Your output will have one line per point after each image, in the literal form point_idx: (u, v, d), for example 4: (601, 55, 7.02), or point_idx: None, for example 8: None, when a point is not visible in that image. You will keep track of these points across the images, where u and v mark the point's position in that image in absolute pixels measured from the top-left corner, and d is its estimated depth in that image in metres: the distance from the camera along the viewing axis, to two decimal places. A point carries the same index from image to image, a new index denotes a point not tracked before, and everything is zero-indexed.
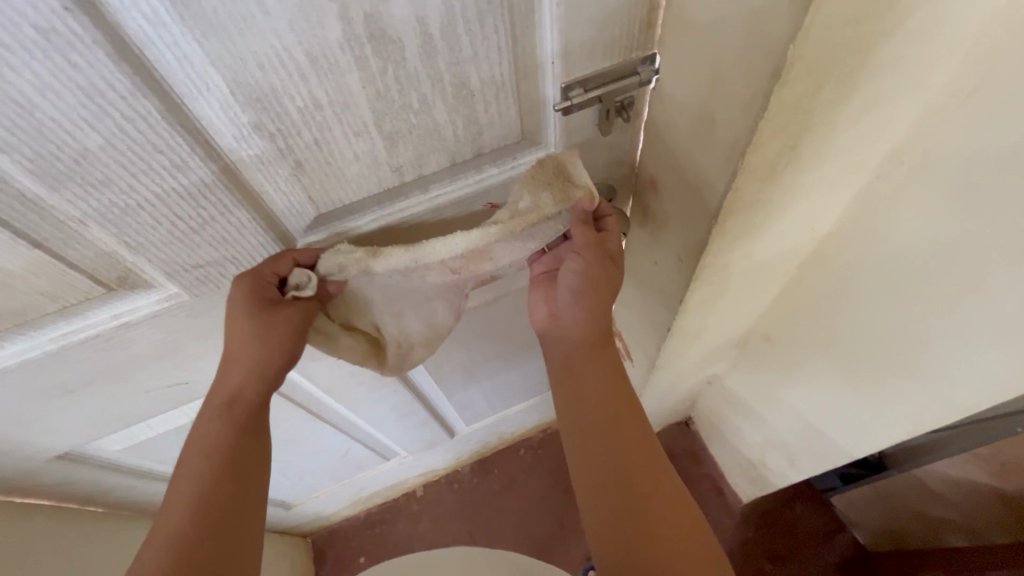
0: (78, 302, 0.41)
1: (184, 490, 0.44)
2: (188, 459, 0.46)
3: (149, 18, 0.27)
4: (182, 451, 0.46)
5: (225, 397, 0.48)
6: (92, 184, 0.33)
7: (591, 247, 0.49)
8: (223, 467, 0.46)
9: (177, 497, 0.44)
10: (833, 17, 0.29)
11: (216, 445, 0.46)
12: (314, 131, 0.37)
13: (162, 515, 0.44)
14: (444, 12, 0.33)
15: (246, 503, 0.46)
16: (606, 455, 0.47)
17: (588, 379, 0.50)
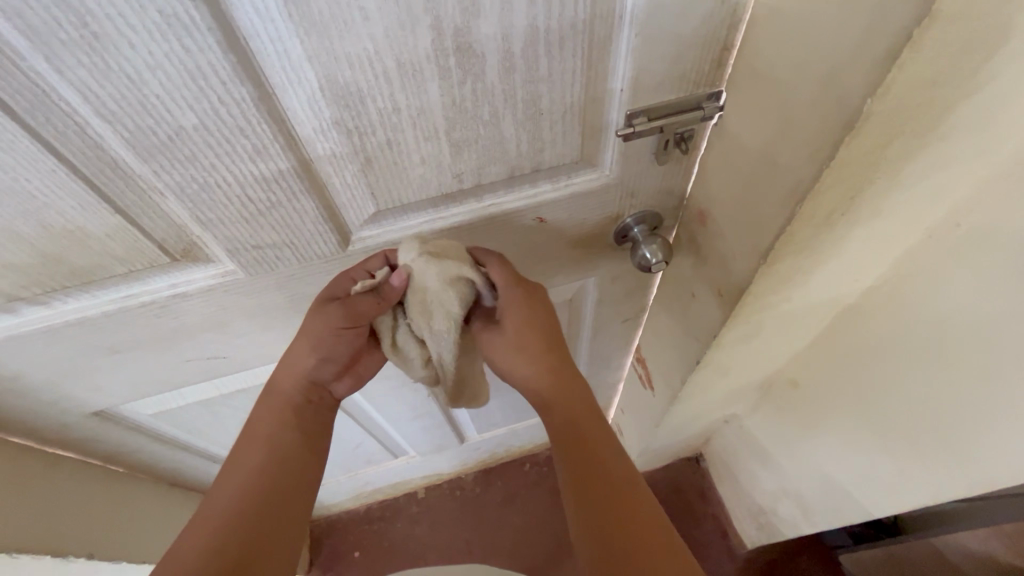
0: (142, 268, 0.43)
1: (237, 476, 0.47)
2: (240, 450, 0.49)
3: (260, 12, 0.29)
4: (236, 443, 0.50)
5: (279, 391, 0.52)
6: (179, 160, 0.35)
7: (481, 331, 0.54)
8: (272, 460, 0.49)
9: (226, 483, 0.47)
10: (912, 76, 0.30)
11: (265, 437, 0.50)
12: (388, 132, 0.38)
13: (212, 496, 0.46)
14: (528, 32, 0.34)
15: (290, 497, 0.48)
16: (596, 493, 0.45)
17: (560, 417, 0.50)
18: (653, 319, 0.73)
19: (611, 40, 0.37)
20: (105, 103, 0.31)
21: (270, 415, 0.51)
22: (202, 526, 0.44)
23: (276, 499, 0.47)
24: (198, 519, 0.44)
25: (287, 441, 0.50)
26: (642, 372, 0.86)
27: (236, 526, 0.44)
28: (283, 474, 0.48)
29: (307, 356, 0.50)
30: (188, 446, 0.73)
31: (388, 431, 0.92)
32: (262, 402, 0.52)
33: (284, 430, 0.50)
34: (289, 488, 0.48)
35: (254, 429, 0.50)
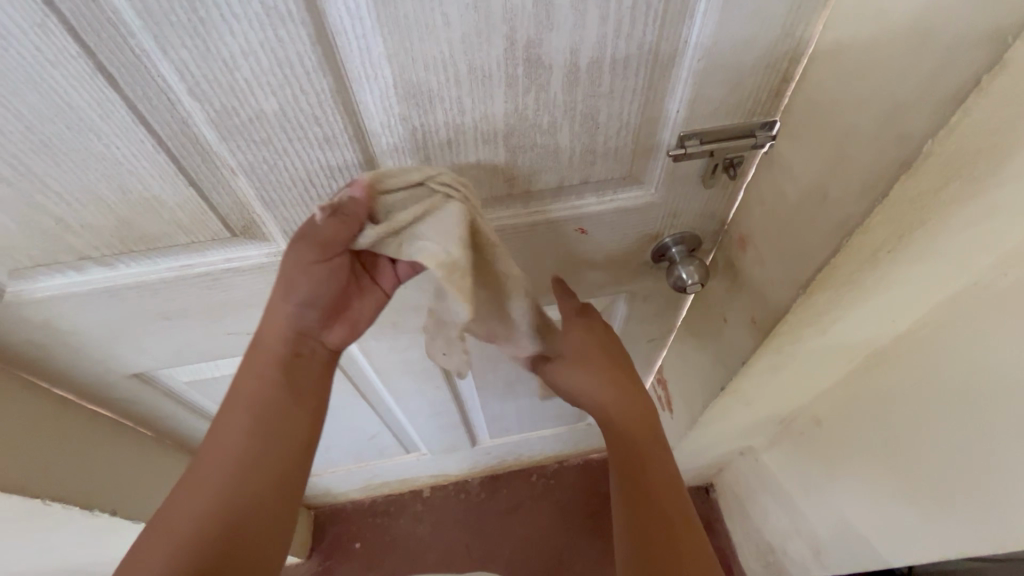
0: (203, 241, 0.45)
1: (227, 443, 0.45)
2: (233, 412, 0.46)
3: (351, 11, 0.31)
4: (229, 402, 0.47)
5: (259, 346, 0.46)
6: (255, 141, 0.37)
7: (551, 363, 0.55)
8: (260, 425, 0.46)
9: (216, 455, 0.44)
10: (975, 123, 0.30)
11: (255, 401, 0.46)
12: (450, 132, 0.40)
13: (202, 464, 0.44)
14: (596, 49, 0.36)
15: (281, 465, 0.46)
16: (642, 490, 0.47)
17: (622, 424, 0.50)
18: (680, 341, 0.73)
19: (674, 63, 0.38)
20: (198, 83, 0.33)
21: (258, 375, 0.46)
22: (190, 503, 0.42)
23: (266, 477, 0.45)
24: (186, 491, 0.43)
25: (277, 408, 0.46)
26: (662, 394, 0.86)
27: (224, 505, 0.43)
28: (276, 446, 0.46)
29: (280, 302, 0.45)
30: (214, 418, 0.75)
31: (404, 424, 0.93)
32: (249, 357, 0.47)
33: (275, 394, 0.46)
34: (278, 463, 0.46)
35: (247, 390, 0.46)
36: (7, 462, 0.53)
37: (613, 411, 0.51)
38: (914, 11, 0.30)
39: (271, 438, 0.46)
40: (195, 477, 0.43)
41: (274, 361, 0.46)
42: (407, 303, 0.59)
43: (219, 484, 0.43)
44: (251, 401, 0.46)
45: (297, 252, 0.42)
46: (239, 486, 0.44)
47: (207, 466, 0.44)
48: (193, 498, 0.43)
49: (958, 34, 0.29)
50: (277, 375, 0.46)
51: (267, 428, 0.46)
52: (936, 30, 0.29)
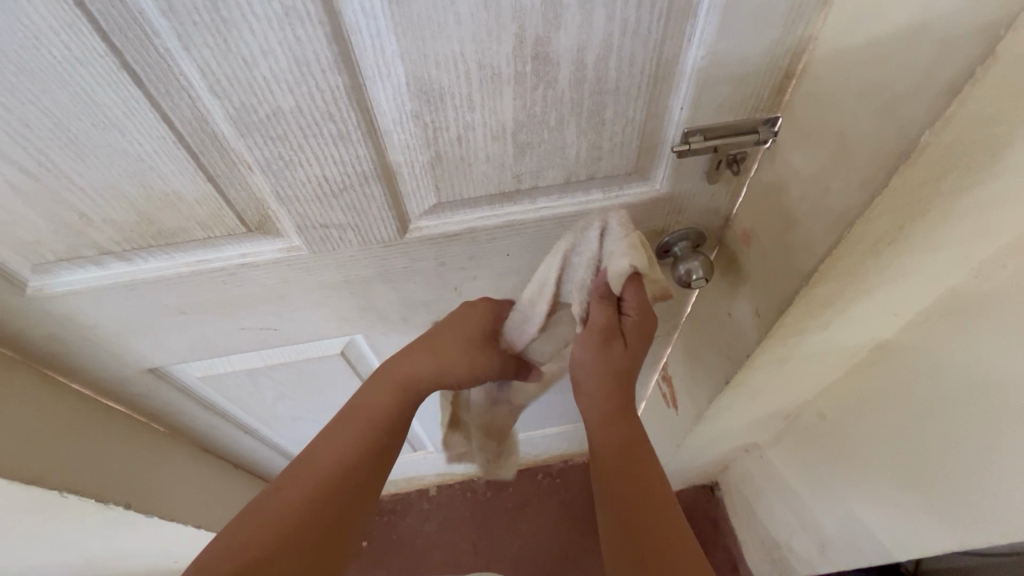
0: (220, 236, 0.46)
1: (344, 441, 0.51)
2: (357, 416, 0.53)
3: (366, 10, 0.33)
4: (353, 408, 0.53)
5: (412, 383, 0.53)
6: (272, 137, 0.39)
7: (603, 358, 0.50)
8: (379, 435, 0.52)
9: (332, 450, 0.51)
10: (972, 114, 0.31)
11: (381, 417, 0.53)
12: (459, 128, 0.41)
13: (318, 454, 0.51)
14: (602, 46, 0.37)
15: (375, 471, 0.52)
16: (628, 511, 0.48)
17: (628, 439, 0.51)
18: (685, 337, 0.74)
19: (678, 60, 0.39)
20: (219, 81, 0.34)
21: (393, 402, 0.53)
22: (284, 501, 0.48)
23: (365, 479, 0.51)
24: (297, 480, 0.50)
25: (394, 427, 0.53)
26: (667, 391, 0.87)
27: (327, 500, 0.49)
28: (381, 454, 0.53)
29: (455, 362, 0.53)
30: (225, 414, 0.77)
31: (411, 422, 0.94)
32: (373, 381, 0.54)
33: (397, 414, 0.53)
34: (366, 480, 0.51)
35: (376, 407, 0.53)
36: (21, 454, 0.54)
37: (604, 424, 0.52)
38: (908, 9, 0.31)
39: (379, 451, 0.52)
40: (304, 475, 0.50)
41: (412, 395, 0.54)
42: (416, 300, 0.60)
43: (314, 489, 0.49)
44: (379, 417, 0.53)
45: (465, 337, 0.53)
46: (342, 481, 0.50)
47: (304, 472, 0.50)
48: (286, 496, 0.49)
49: (952, 29, 0.30)
50: (403, 406, 0.54)
51: (383, 443, 0.53)
52: (933, 24, 0.30)
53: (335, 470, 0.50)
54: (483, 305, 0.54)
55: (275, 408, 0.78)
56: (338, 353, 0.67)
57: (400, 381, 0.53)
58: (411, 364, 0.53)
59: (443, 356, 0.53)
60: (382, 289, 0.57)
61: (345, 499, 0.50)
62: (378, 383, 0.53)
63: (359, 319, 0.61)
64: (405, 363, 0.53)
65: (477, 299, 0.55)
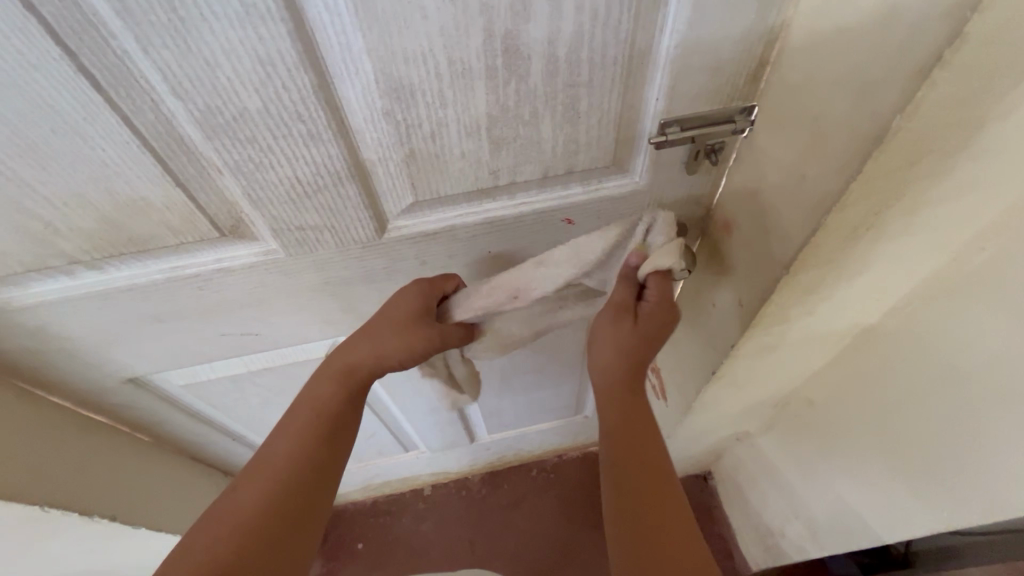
0: (192, 241, 0.46)
1: (290, 437, 0.50)
2: (300, 410, 0.52)
3: (330, 6, 0.32)
4: (295, 406, 0.52)
5: (352, 371, 0.52)
6: (239, 139, 0.38)
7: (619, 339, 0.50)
8: (324, 424, 0.51)
9: (279, 448, 0.50)
10: (942, 98, 0.31)
11: (324, 407, 0.52)
12: (433, 125, 0.40)
13: (265, 454, 0.50)
14: (573, 38, 0.36)
15: (329, 461, 0.51)
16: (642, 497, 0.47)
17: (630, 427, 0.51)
18: (672, 329, 0.74)
19: (651, 51, 0.39)
20: (180, 82, 0.33)
21: (333, 392, 0.52)
22: (242, 502, 0.47)
23: (317, 469, 0.50)
24: (246, 483, 0.48)
25: (340, 415, 0.52)
26: (656, 383, 0.87)
27: (279, 494, 0.48)
28: (330, 442, 0.52)
29: (385, 344, 0.51)
30: (211, 421, 0.76)
31: (401, 422, 0.94)
32: (316, 374, 0.53)
33: (341, 402, 0.53)
34: (322, 469, 0.50)
35: (319, 399, 0.52)
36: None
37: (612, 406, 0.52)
38: None
39: (325, 440, 0.51)
40: (253, 476, 0.49)
41: (352, 382, 0.53)
42: None
43: (271, 484, 0.48)
44: (321, 407, 0.52)
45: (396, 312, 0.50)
46: (294, 474, 0.49)
47: (258, 471, 0.49)
48: (243, 495, 0.48)
49: (920, 13, 0.29)
50: (346, 394, 0.53)
51: (330, 431, 0.52)
52: (902, 8, 0.30)
53: (283, 466, 0.49)
54: (413, 285, 0.52)
55: (263, 414, 0.77)
56: (322, 356, 0.66)
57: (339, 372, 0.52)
58: (347, 352, 0.52)
59: (373, 339, 0.51)
60: (364, 291, 0.56)
61: (303, 492, 0.49)
62: (323, 376, 0.53)
63: (342, 321, 0.60)
64: (344, 354, 0.52)
65: (409, 282, 0.53)
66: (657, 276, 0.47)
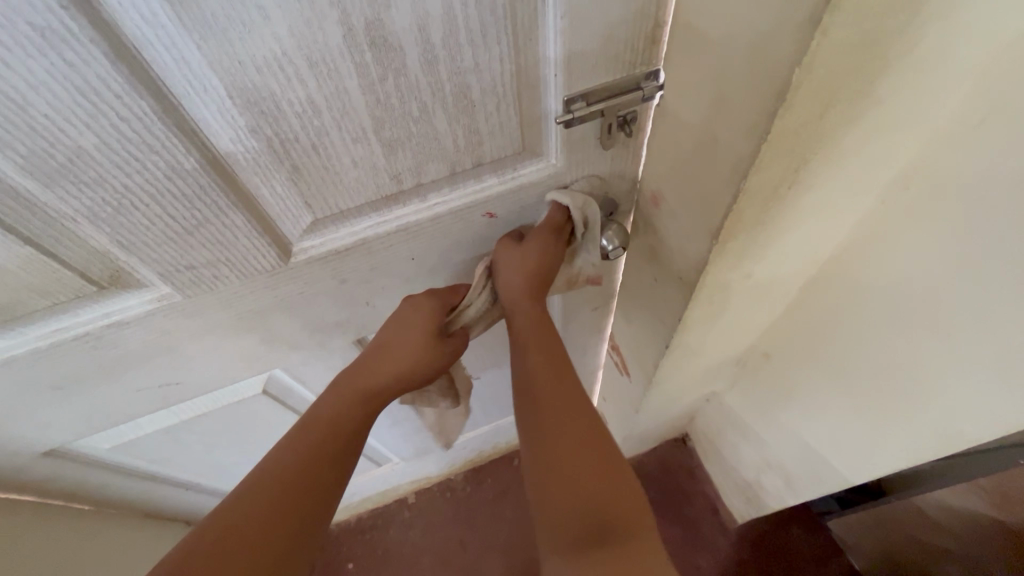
0: (69, 300, 0.41)
1: (298, 444, 0.47)
2: (312, 422, 0.49)
3: (148, 19, 0.27)
4: (305, 417, 0.50)
5: (382, 387, 0.52)
6: (85, 182, 0.33)
7: (514, 260, 0.51)
8: (337, 433, 0.49)
9: (281, 454, 0.46)
10: (836, 41, 0.29)
11: (340, 417, 0.49)
12: (311, 136, 0.36)
13: (263, 464, 0.46)
14: (446, 22, 0.33)
15: (335, 468, 0.47)
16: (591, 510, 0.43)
17: (552, 386, 0.51)
18: (622, 305, 0.72)
19: (537, 23, 0.36)
20: None
21: (350, 403, 0.50)
22: (236, 512, 0.42)
23: (312, 475, 0.46)
24: (237, 496, 0.43)
25: (352, 427, 0.50)
26: (617, 359, 0.86)
27: (273, 502, 0.43)
28: (339, 453, 0.48)
29: (409, 349, 0.52)
30: (155, 476, 0.71)
31: (368, 440, 0.90)
32: (338, 387, 0.51)
33: (355, 416, 0.50)
34: (325, 479, 0.46)
35: (335, 412, 0.50)
36: None
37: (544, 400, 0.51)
38: None
39: (338, 451, 0.48)
40: (252, 484, 0.44)
41: (375, 394, 0.52)
42: (328, 323, 0.56)
43: (278, 491, 0.44)
44: (333, 417, 0.49)
45: (418, 322, 0.52)
46: (292, 480, 0.45)
47: (259, 484, 0.44)
48: (249, 500, 0.43)
49: None
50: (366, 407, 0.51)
51: (341, 441, 0.48)
52: None
53: (285, 471, 0.45)
54: (427, 303, 0.53)
55: (211, 459, 0.72)
56: (260, 392, 0.62)
57: (368, 389, 0.51)
58: (372, 367, 0.52)
59: (404, 358, 0.52)
60: (286, 320, 0.52)
61: (307, 500, 0.45)
62: (344, 390, 0.51)
63: (270, 353, 0.56)
64: (372, 372, 0.52)
65: (417, 296, 0.54)
66: (556, 206, 0.51)
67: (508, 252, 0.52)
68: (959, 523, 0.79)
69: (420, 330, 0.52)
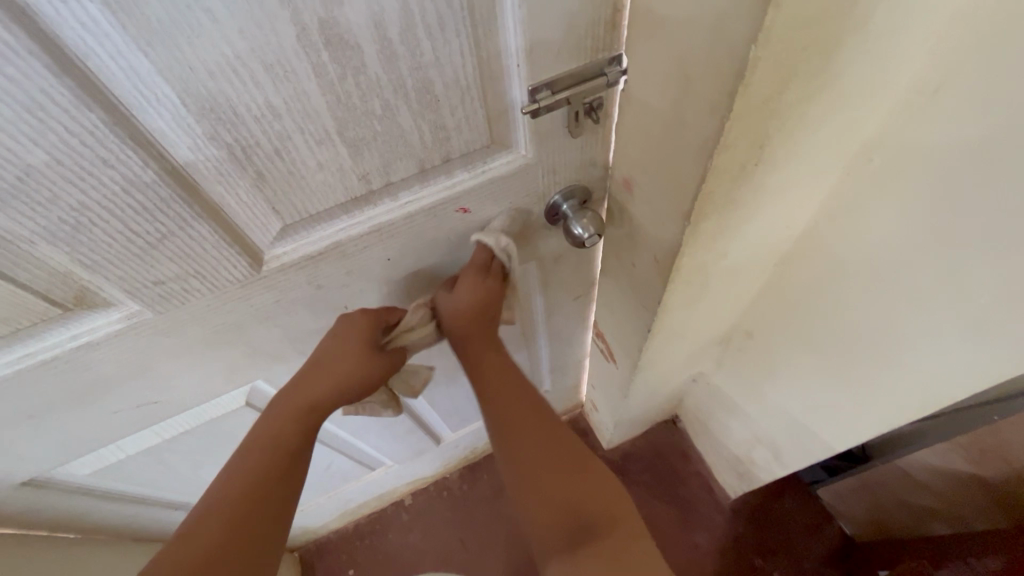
0: (34, 324, 0.39)
1: (247, 464, 0.49)
2: (258, 439, 0.50)
3: (90, 27, 0.26)
4: (250, 436, 0.51)
5: (317, 402, 0.52)
6: (38, 202, 0.32)
7: (456, 297, 0.54)
8: (282, 448, 0.50)
9: (234, 476, 0.48)
10: (791, 16, 0.29)
11: (283, 434, 0.51)
12: (273, 140, 0.36)
13: (216, 488, 0.48)
14: (402, 16, 0.32)
15: (287, 477, 0.50)
16: (563, 517, 0.54)
17: (524, 413, 0.58)
18: (603, 292, 0.73)
19: (496, 13, 0.35)
20: None
21: (291, 420, 0.51)
22: (200, 535, 0.45)
23: (268, 491, 0.49)
24: (200, 517, 0.46)
25: (298, 440, 0.51)
26: (603, 347, 0.86)
27: (233, 522, 0.46)
28: (289, 466, 0.50)
29: (341, 371, 0.52)
30: (142, 497, 0.69)
31: (359, 445, 0.90)
32: (278, 403, 0.52)
33: (299, 432, 0.51)
34: (279, 491, 0.49)
35: (276, 429, 0.51)
36: None
37: (513, 416, 0.58)
38: None
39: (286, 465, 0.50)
40: (212, 509, 0.47)
41: (313, 409, 0.52)
42: (306, 331, 0.55)
43: (235, 522, 0.46)
44: (279, 438, 0.50)
45: (345, 345, 0.52)
46: (246, 499, 0.47)
47: (214, 509, 0.47)
48: (207, 532, 0.45)
49: None
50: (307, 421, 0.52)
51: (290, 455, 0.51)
52: None
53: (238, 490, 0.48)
54: (361, 321, 0.52)
55: (199, 476, 0.71)
56: (243, 405, 0.61)
57: (306, 406, 0.52)
58: (306, 384, 0.52)
59: (337, 370, 0.51)
60: (263, 331, 0.51)
61: (264, 511, 0.48)
62: (278, 411, 0.51)
63: (249, 365, 0.55)
64: (306, 390, 0.52)
65: (353, 313, 0.53)
66: (483, 245, 0.53)
67: (448, 294, 0.55)
68: (942, 483, 0.81)
69: (348, 354, 0.52)
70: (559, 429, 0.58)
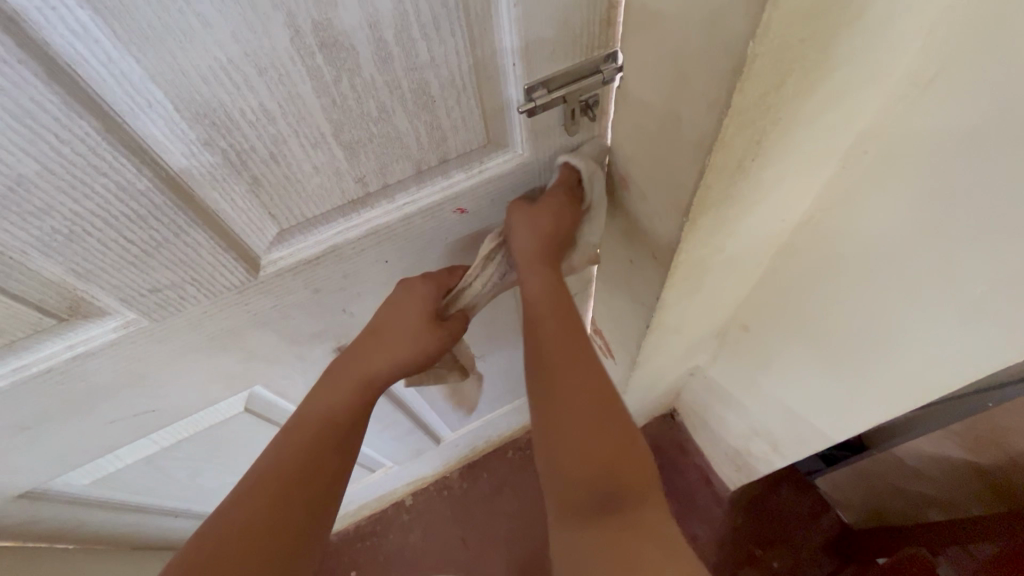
0: (28, 336, 0.39)
1: (296, 441, 0.47)
2: (310, 414, 0.49)
3: (79, 34, 0.26)
4: (303, 409, 0.49)
5: (372, 375, 0.51)
6: (29, 211, 0.31)
7: (531, 221, 0.50)
8: (339, 422, 0.49)
9: (278, 452, 0.46)
10: (788, 13, 0.29)
11: (341, 408, 0.49)
12: (268, 144, 0.35)
13: (256, 466, 0.46)
14: (397, 17, 0.32)
15: (334, 454, 0.47)
16: (598, 481, 0.43)
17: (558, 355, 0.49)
18: (600, 289, 0.73)
19: (491, 13, 0.35)
20: None
21: (348, 393, 0.50)
22: (231, 516, 0.42)
23: (304, 465, 0.46)
24: (234, 497, 0.44)
25: (357, 415, 0.50)
26: (601, 343, 0.86)
27: (264, 504, 0.43)
28: (341, 440, 0.48)
29: (406, 340, 0.51)
30: (140, 506, 0.68)
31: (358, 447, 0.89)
32: (333, 376, 0.51)
33: (355, 405, 0.50)
34: (326, 466, 0.47)
35: (332, 402, 0.49)
36: None
37: (551, 359, 0.49)
38: None
39: (338, 439, 0.48)
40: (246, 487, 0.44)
41: (368, 380, 0.51)
42: (304, 335, 0.54)
43: (268, 502, 0.43)
44: (334, 412, 0.49)
45: (409, 312, 0.51)
46: (281, 478, 0.45)
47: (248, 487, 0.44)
48: (240, 513, 0.43)
49: None
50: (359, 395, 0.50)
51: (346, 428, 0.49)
52: None
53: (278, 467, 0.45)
54: (419, 289, 0.51)
55: (197, 483, 0.71)
56: (241, 411, 0.61)
57: (362, 378, 0.50)
58: (363, 356, 0.51)
59: (395, 343, 0.51)
60: (261, 336, 0.51)
61: (303, 490, 0.45)
62: (333, 384, 0.50)
63: (246, 371, 0.55)
64: (362, 363, 0.51)
65: (411, 280, 0.52)
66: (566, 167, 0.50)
67: (522, 218, 0.51)
68: (936, 469, 0.83)
69: (410, 321, 0.51)
70: (598, 379, 0.48)
